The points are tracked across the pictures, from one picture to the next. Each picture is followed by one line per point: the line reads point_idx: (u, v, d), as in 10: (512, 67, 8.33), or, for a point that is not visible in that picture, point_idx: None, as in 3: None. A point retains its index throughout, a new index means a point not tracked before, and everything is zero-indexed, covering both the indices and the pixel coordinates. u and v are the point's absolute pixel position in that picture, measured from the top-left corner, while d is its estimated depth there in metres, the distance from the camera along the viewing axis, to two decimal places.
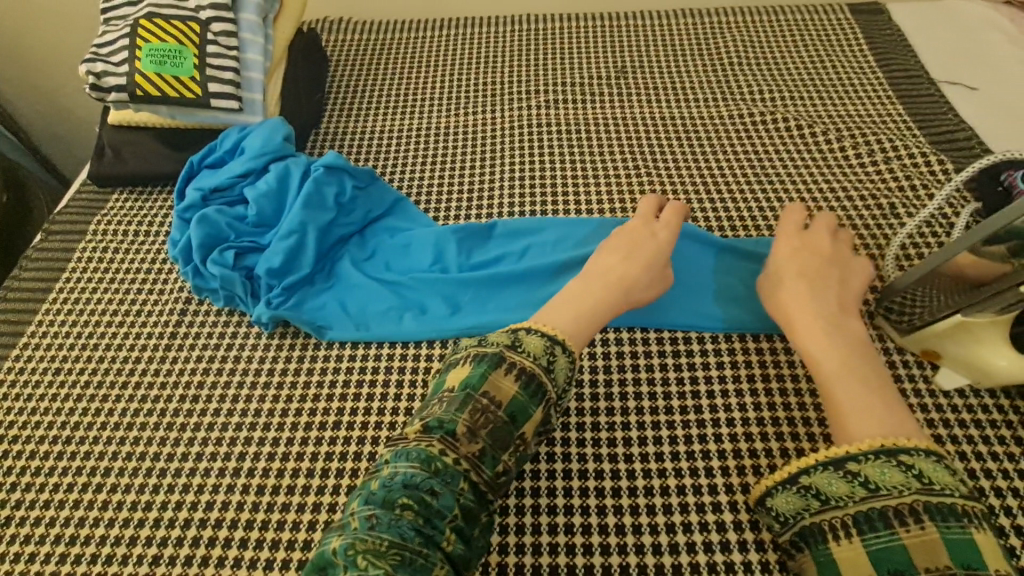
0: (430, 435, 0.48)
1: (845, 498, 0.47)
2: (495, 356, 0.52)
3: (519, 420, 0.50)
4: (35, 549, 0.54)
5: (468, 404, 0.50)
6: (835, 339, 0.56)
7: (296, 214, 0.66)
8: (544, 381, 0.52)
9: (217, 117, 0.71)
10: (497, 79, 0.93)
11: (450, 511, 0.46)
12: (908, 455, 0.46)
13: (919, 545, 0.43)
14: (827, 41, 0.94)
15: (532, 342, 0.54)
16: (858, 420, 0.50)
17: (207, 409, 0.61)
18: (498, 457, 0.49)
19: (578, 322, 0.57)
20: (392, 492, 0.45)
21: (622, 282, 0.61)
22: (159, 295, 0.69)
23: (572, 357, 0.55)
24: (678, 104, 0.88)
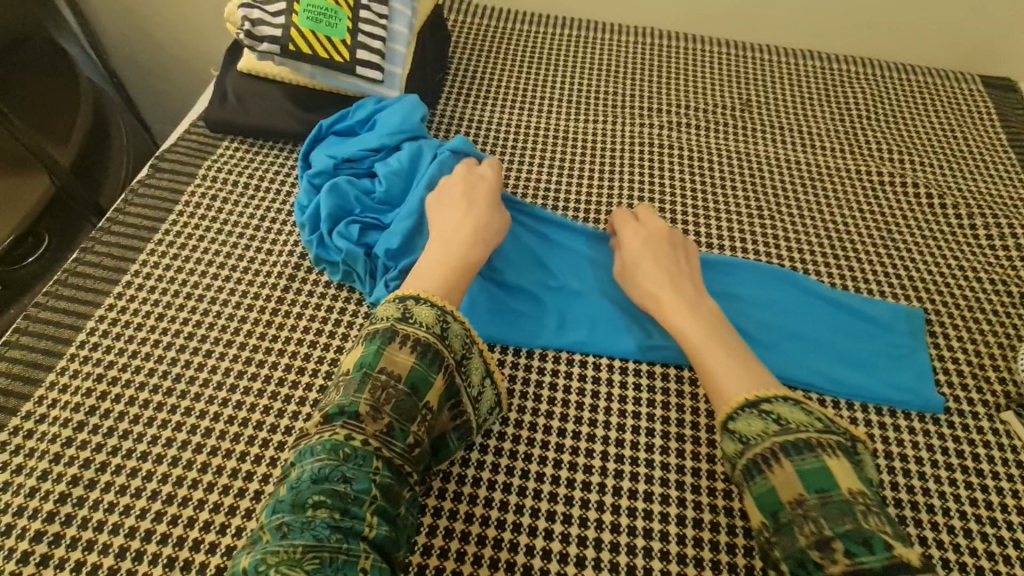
0: (330, 424, 0.47)
1: (733, 455, 0.50)
2: (388, 330, 0.50)
3: (422, 390, 0.49)
4: (129, 501, 0.52)
5: (367, 384, 0.48)
6: (696, 316, 0.59)
7: (425, 196, 0.63)
8: (440, 348, 0.51)
9: (358, 85, 0.69)
10: (620, 90, 0.91)
11: (369, 494, 0.44)
12: (767, 403, 0.51)
13: (784, 483, 0.46)
14: (959, 110, 0.92)
15: (424, 312, 0.52)
16: (729, 382, 0.54)
17: (312, 384, 0.59)
18: (408, 429, 0.48)
19: (443, 285, 0.55)
20: (301, 494, 0.43)
21: (462, 232, 0.59)
22: (269, 253, 0.67)
23: (466, 325, 0.54)
24: (804, 150, 0.85)
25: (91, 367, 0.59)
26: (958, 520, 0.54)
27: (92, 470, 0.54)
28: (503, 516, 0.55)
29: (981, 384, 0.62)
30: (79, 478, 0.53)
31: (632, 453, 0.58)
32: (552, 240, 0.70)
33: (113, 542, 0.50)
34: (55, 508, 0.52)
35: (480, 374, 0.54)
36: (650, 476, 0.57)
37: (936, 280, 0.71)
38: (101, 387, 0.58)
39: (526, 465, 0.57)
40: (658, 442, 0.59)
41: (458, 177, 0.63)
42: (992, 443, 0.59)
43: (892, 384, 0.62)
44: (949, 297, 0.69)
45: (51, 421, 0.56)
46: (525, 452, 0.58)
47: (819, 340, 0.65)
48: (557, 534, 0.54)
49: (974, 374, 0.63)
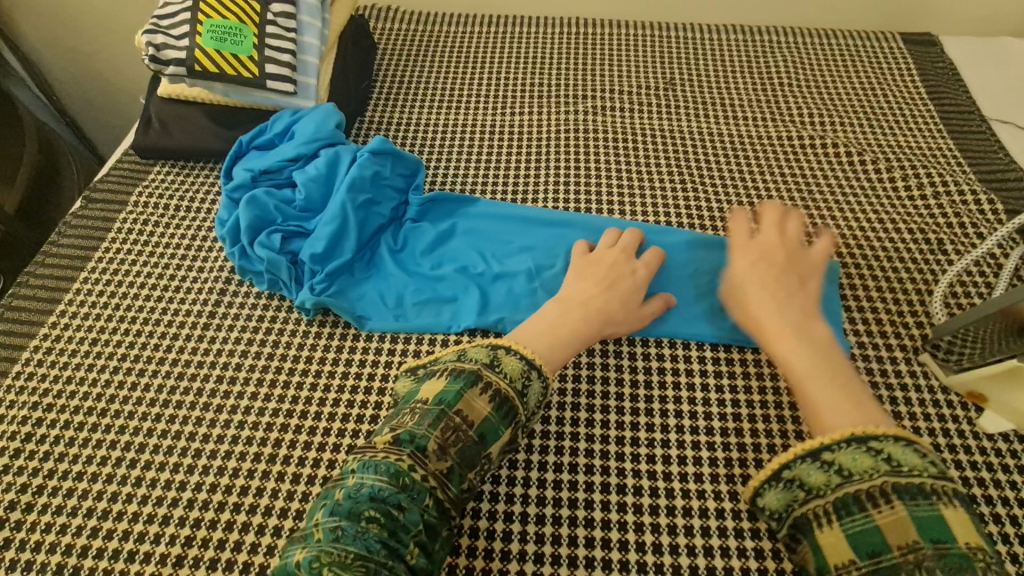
0: (399, 448, 0.48)
1: (824, 487, 0.46)
2: (473, 373, 0.52)
3: (489, 440, 0.50)
4: (65, 520, 0.53)
5: (441, 421, 0.49)
6: (803, 344, 0.55)
7: (343, 200, 0.65)
8: (517, 405, 0.52)
9: (270, 98, 0.71)
10: (547, 81, 0.93)
11: (414, 529, 0.45)
12: (878, 441, 0.46)
13: (891, 526, 0.43)
14: (878, 68, 0.94)
15: (511, 364, 0.53)
16: (830, 413, 0.49)
17: (244, 392, 0.61)
18: (465, 475, 0.48)
19: (551, 347, 0.57)
20: (359, 504, 0.45)
21: (588, 309, 0.61)
22: (200, 270, 0.69)
23: (545, 383, 0.54)
24: (727, 121, 0.87)
25: (28, 395, 0.61)
26: None
27: (29, 493, 0.55)
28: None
29: (900, 331, 0.64)
30: (18, 502, 0.55)
31: (558, 428, 0.60)
32: (470, 226, 0.72)
33: (51, 560, 0.51)
34: None
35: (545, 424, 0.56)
36: (574, 449, 0.59)
37: (856, 233, 0.73)
38: (38, 414, 0.60)
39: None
40: (583, 415, 0.61)
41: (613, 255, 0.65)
42: (910, 386, 0.60)
43: None
44: (868, 249, 0.71)
45: None
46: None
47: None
48: (485, 512, 0.55)
49: (892, 322, 0.65)
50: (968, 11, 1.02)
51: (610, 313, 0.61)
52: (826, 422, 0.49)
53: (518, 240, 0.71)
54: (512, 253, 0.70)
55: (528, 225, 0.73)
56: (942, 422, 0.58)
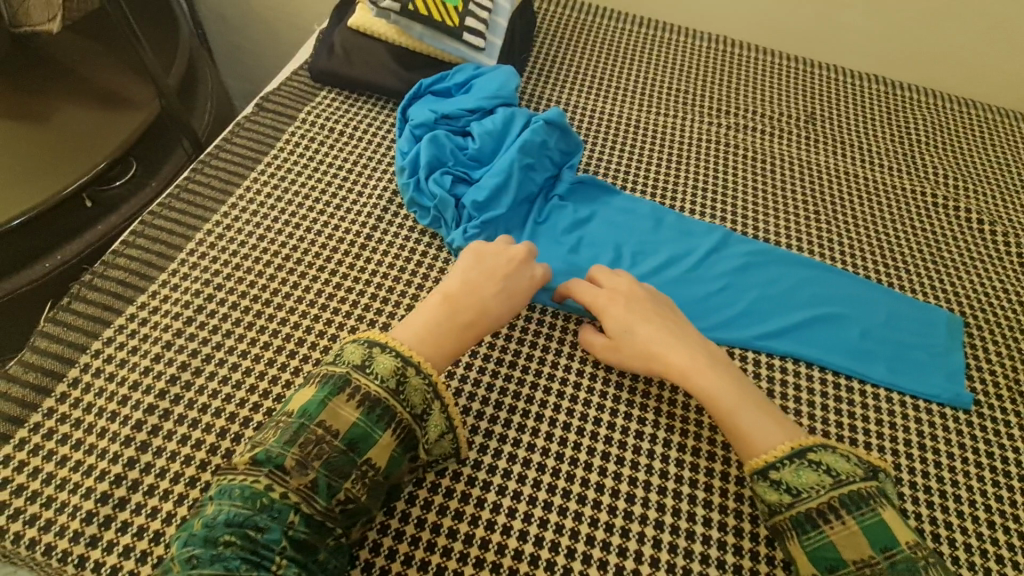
0: (257, 468, 0.47)
1: (779, 505, 0.51)
2: (341, 378, 0.51)
3: (362, 447, 0.49)
4: (230, 391, 0.57)
5: (301, 434, 0.49)
6: (712, 375, 0.58)
7: (512, 158, 0.69)
8: (394, 404, 0.51)
9: (459, 49, 0.75)
10: (690, 89, 0.95)
11: (279, 544, 0.45)
12: (814, 453, 0.52)
13: (844, 539, 0.48)
14: (1016, 146, 0.95)
15: (384, 363, 0.52)
16: (758, 437, 0.54)
17: (395, 313, 0.64)
18: (334, 486, 0.48)
19: (441, 348, 0.55)
20: (214, 530, 0.44)
21: (477, 315, 0.58)
22: (360, 194, 0.72)
23: (428, 380, 0.53)
24: (862, 165, 0.89)
25: (198, 272, 0.64)
26: (981, 511, 0.58)
27: (199, 358, 0.59)
28: (561, 449, 0.59)
29: (1015, 396, 0.66)
30: (186, 364, 0.59)
31: (683, 412, 0.62)
32: (611, 209, 0.75)
33: (215, 424, 0.55)
34: (166, 387, 0.57)
35: (439, 431, 0.53)
36: (697, 434, 0.61)
37: (982, 297, 0.74)
38: (207, 291, 0.63)
39: (582, 408, 0.61)
40: (706, 406, 0.63)
41: (506, 251, 0.62)
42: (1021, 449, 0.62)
43: (918, 375, 0.66)
44: (992, 314, 0.73)
45: (162, 312, 0.61)
46: (583, 399, 0.62)
47: (861, 329, 0.68)
48: (610, 473, 0.58)
49: (1009, 387, 0.67)
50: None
51: (498, 313, 0.59)
52: (755, 445, 0.53)
53: (656, 233, 0.74)
54: (650, 245, 0.73)
55: (667, 220, 0.76)
56: None
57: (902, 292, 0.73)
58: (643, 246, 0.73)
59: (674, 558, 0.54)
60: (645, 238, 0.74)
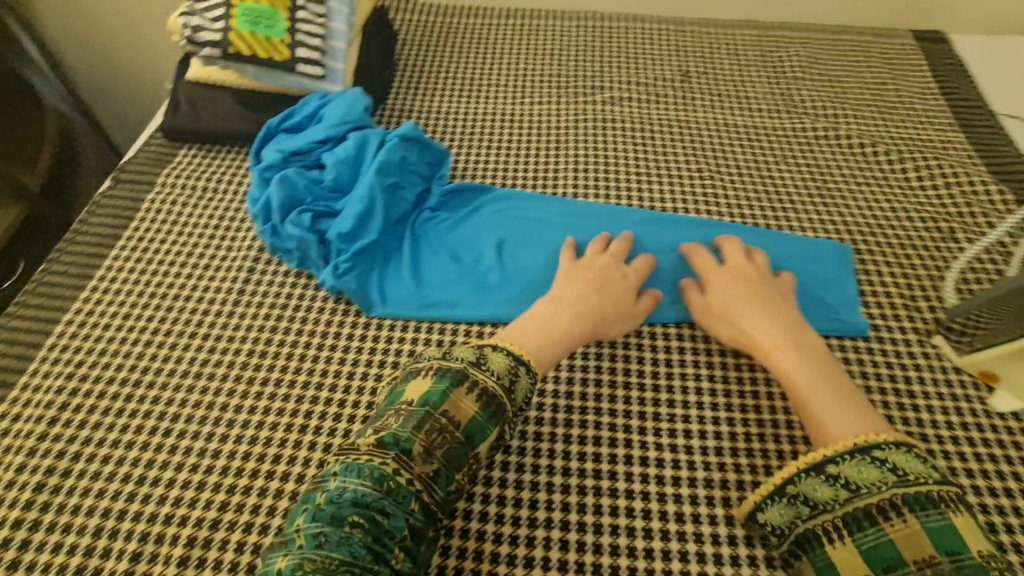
0: (383, 451, 0.47)
1: (832, 502, 0.47)
2: (458, 372, 0.51)
3: (476, 440, 0.49)
4: (103, 485, 0.54)
5: (426, 423, 0.49)
6: (801, 359, 0.57)
7: (370, 181, 0.67)
8: (504, 402, 0.52)
9: (299, 82, 0.72)
10: (564, 72, 0.94)
11: (400, 532, 0.44)
12: (881, 449, 0.48)
13: (904, 539, 0.44)
14: (891, 64, 0.96)
15: (496, 361, 0.53)
16: (833, 422, 0.52)
17: (275, 366, 0.61)
18: (452, 477, 0.48)
19: (543, 346, 0.57)
20: (341, 509, 0.44)
21: (592, 291, 0.62)
22: (228, 250, 0.70)
23: (533, 380, 0.54)
24: (742, 113, 0.89)
25: (59, 366, 0.61)
26: None
27: (67, 459, 0.56)
28: None
29: (914, 314, 0.65)
30: (55, 467, 0.55)
31: (582, 404, 0.61)
32: (490, 211, 0.74)
33: (89, 524, 0.52)
34: (33, 497, 0.54)
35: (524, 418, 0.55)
36: (598, 423, 0.60)
37: (872, 222, 0.74)
38: (71, 384, 0.60)
39: None
40: (605, 391, 0.62)
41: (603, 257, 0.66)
42: (928, 367, 0.62)
43: (814, 313, 0.65)
44: (882, 236, 0.72)
45: (25, 418, 0.58)
46: None
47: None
48: (511, 482, 0.57)
49: (906, 306, 0.66)
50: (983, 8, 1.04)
51: (600, 313, 0.62)
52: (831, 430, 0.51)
53: (534, 228, 0.73)
54: (533, 239, 0.72)
55: (545, 211, 0.75)
56: (956, 399, 0.59)
57: (790, 233, 0.73)
58: (526, 242, 0.72)
59: (582, 557, 0.53)
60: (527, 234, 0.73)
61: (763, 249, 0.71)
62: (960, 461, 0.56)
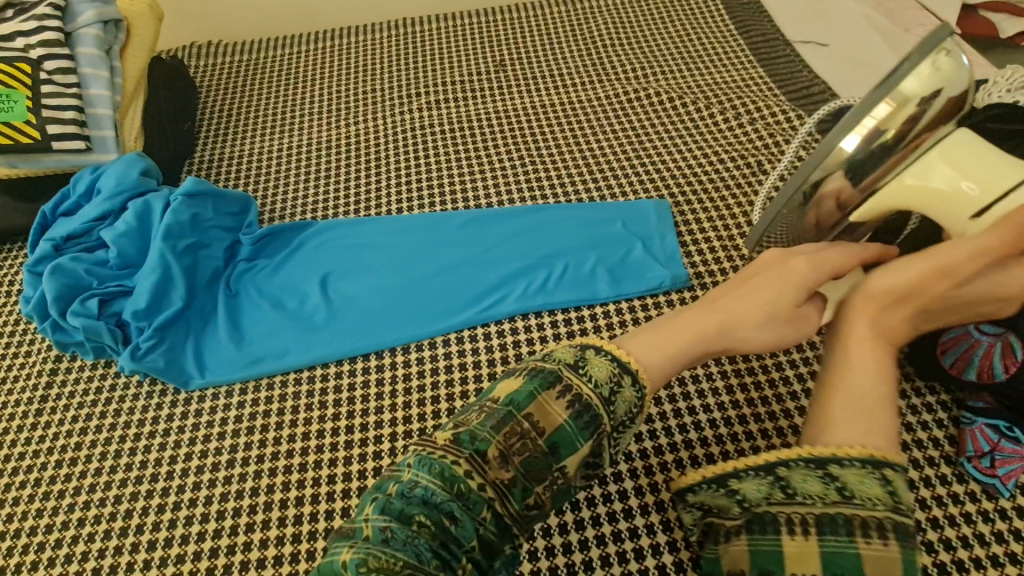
0: (457, 448, 0.37)
1: (816, 498, 0.38)
2: (551, 374, 0.39)
3: (563, 453, 0.38)
4: None
5: (506, 424, 0.38)
6: (873, 358, 0.43)
7: (160, 249, 0.62)
8: (602, 414, 0.39)
9: (63, 160, 0.67)
10: (377, 87, 0.92)
11: (469, 543, 0.36)
12: (892, 470, 0.37)
13: (877, 563, 0.35)
14: (691, 13, 0.98)
15: (600, 368, 0.40)
16: (855, 428, 0.39)
17: (89, 469, 0.58)
18: (531, 490, 0.37)
19: (663, 359, 0.43)
20: (410, 505, 0.35)
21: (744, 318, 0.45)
22: (24, 356, 0.64)
23: (641, 391, 0.41)
24: (557, 91, 0.90)
25: None
26: (721, 381, 0.60)
27: None
28: (296, 530, 0.54)
29: (730, 255, 0.69)
30: None
31: (419, 426, 0.59)
32: (308, 247, 0.71)
33: None
34: None
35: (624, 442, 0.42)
36: None
37: (685, 174, 0.77)
38: None
39: (299, 474, 0.57)
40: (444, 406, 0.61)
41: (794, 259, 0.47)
42: None
43: (637, 276, 0.67)
44: (696, 185, 0.75)
45: None
46: (312, 461, 0.57)
47: (564, 266, 0.68)
48: None
49: (724, 248, 0.70)
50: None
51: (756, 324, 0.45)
52: (837, 433, 0.40)
53: (357, 256, 0.71)
54: (358, 266, 0.70)
55: (368, 234, 0.73)
56: None
57: (610, 202, 0.74)
58: (350, 271, 0.70)
59: None
60: (351, 262, 0.70)
61: (585, 224, 0.72)
62: (781, 387, 0.59)
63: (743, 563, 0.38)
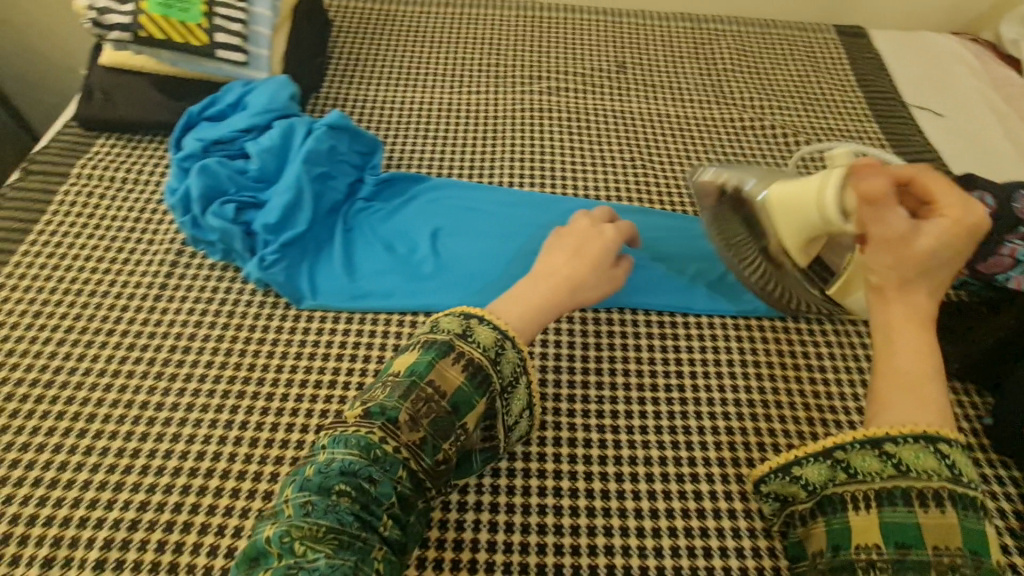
0: (370, 421, 0.44)
1: (874, 474, 0.40)
2: (445, 344, 0.47)
3: (463, 412, 0.46)
4: (12, 491, 0.52)
5: (411, 393, 0.45)
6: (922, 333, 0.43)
7: (297, 171, 0.65)
8: (491, 373, 0.47)
9: (220, 69, 0.70)
10: (501, 61, 0.94)
11: (387, 502, 0.42)
12: (948, 444, 0.39)
13: (936, 529, 0.38)
14: (814, 57, 1.00)
15: (484, 333, 0.48)
16: (905, 410, 0.41)
17: (200, 360, 0.60)
18: (439, 446, 0.45)
19: (525, 319, 0.52)
20: (329, 479, 0.41)
21: (565, 285, 0.56)
22: (150, 242, 0.67)
23: (520, 353, 0.50)
24: (675, 103, 0.92)
25: None
26: (799, 411, 0.62)
27: None
28: None
29: None
30: None
31: None
32: (424, 200, 0.74)
33: None
34: None
35: (521, 406, 0.51)
36: None
37: None
38: None
39: None
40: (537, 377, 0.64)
41: (582, 223, 0.61)
42: (831, 343, 0.67)
43: (733, 295, 0.70)
44: None
45: None
46: None
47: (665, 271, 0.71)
48: None
49: None
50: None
51: (583, 282, 0.57)
52: (890, 413, 0.41)
53: (468, 219, 0.73)
54: (468, 228, 0.73)
55: (481, 200, 0.75)
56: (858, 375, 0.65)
57: None
58: (460, 231, 0.72)
59: (510, 537, 0.54)
60: (461, 222, 0.73)
61: (690, 236, 0.74)
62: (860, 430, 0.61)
63: (820, 542, 0.41)
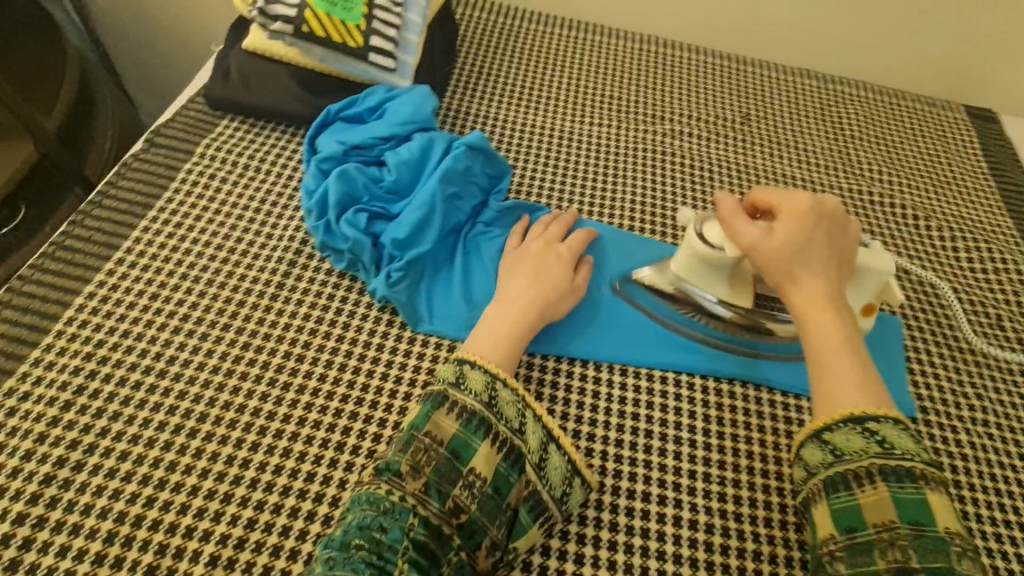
0: (380, 479, 0.46)
1: (819, 466, 0.48)
2: (439, 395, 0.50)
3: (464, 456, 0.48)
4: (120, 485, 0.50)
5: (410, 445, 0.48)
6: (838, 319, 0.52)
7: (432, 188, 0.63)
8: (486, 415, 0.50)
9: (369, 72, 0.71)
10: (622, 95, 0.92)
11: (399, 545, 0.43)
12: (875, 422, 0.47)
13: (875, 505, 0.44)
14: (944, 136, 0.96)
15: (475, 379, 0.51)
16: (841, 394, 0.48)
17: (313, 370, 0.58)
18: (447, 491, 0.46)
19: (499, 347, 0.54)
20: (347, 534, 0.43)
21: (533, 308, 0.58)
22: (269, 237, 0.66)
23: (516, 392, 0.52)
24: (798, 165, 0.88)
25: (80, 345, 0.57)
26: None
27: (81, 451, 0.52)
28: None
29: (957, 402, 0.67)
30: (66, 459, 0.51)
31: (631, 454, 0.58)
32: None
33: (101, 526, 0.48)
34: (40, 489, 0.50)
35: (541, 439, 0.51)
36: (650, 478, 0.57)
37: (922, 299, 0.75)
38: (91, 367, 0.56)
39: None
40: (657, 443, 0.59)
41: (536, 245, 0.64)
42: (968, 457, 0.62)
43: None
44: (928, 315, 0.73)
45: (37, 399, 0.54)
46: None
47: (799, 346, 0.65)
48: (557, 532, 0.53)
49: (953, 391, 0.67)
50: (965, 24, 0.97)
51: (546, 308, 0.59)
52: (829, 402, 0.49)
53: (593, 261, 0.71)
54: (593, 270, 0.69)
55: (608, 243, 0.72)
56: (994, 497, 0.60)
57: None
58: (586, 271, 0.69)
59: None
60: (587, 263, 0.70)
61: None
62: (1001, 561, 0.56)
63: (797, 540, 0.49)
